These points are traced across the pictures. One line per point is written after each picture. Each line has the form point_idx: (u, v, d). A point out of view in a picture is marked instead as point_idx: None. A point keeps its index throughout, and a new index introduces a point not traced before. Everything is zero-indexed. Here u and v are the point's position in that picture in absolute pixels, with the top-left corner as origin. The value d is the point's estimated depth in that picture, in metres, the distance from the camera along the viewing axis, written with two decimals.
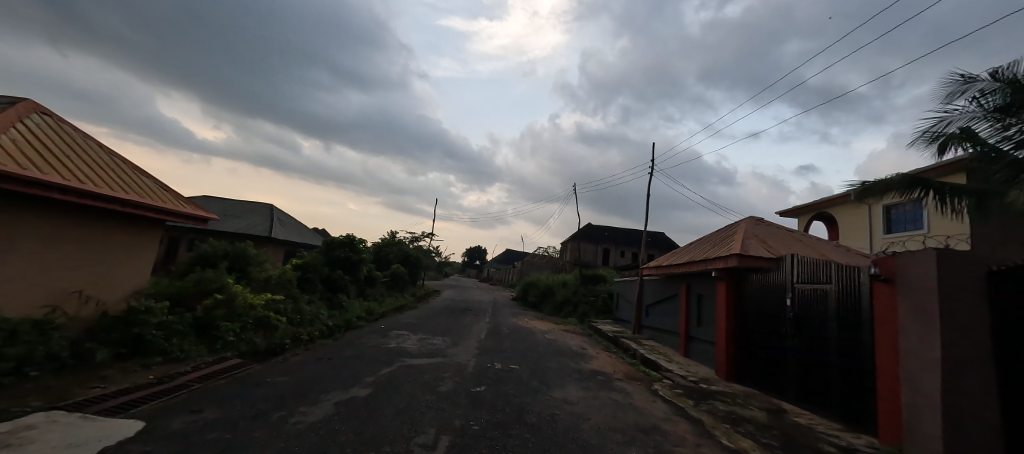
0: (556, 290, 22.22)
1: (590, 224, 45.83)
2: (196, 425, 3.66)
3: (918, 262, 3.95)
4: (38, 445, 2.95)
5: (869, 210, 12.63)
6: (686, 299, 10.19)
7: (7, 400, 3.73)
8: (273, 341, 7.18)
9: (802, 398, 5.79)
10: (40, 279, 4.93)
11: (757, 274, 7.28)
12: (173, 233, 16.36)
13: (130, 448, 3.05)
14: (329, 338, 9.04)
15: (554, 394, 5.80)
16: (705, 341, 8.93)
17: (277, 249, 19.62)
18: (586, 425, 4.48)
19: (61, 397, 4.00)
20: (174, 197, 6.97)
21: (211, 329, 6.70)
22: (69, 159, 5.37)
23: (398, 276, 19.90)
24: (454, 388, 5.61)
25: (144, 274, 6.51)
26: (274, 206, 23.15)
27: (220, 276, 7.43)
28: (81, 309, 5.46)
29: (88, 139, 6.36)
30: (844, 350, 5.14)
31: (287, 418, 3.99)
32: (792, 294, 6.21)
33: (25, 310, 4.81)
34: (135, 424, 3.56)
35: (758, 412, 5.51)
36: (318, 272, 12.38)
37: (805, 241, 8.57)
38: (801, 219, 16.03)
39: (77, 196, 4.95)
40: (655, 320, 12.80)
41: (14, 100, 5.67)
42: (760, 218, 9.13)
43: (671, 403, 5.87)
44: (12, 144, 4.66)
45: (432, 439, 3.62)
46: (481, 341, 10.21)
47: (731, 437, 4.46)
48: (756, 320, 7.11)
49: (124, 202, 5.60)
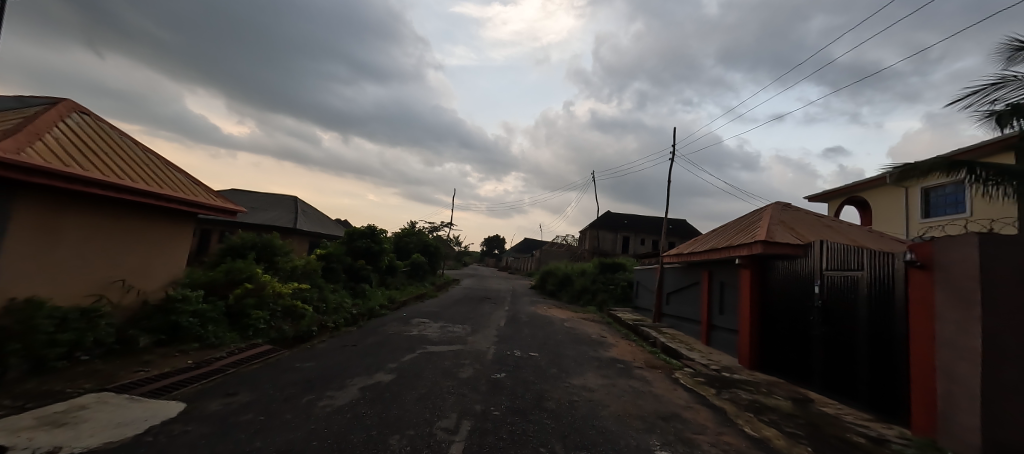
0: (574, 279, 22.25)
1: (609, 213, 45.49)
2: (232, 407, 3.86)
3: (958, 248, 3.77)
4: (91, 423, 3.17)
5: (907, 193, 12.05)
6: (709, 287, 10.02)
7: (61, 383, 4.01)
8: (301, 329, 7.45)
9: (827, 388, 5.69)
10: (85, 271, 5.23)
11: (784, 261, 7.08)
12: (205, 226, 17.25)
13: (173, 428, 3.25)
14: (353, 326, 9.30)
15: (573, 381, 5.87)
16: (729, 329, 8.80)
17: (301, 240, 20.28)
18: (606, 412, 4.51)
19: (109, 380, 4.28)
20: (205, 191, 7.23)
21: (242, 317, 6.99)
22: (105, 155, 5.60)
23: (417, 265, 20.29)
24: (474, 375, 5.70)
25: (180, 264, 6.82)
26: (297, 199, 23.76)
27: (249, 266, 7.69)
28: (124, 298, 5.77)
29: (125, 137, 6.63)
30: (874, 338, 5.00)
31: (315, 401, 4.16)
32: (820, 282, 6.05)
33: (73, 298, 5.12)
34: (175, 405, 3.77)
35: (783, 401, 5.43)
36: (341, 262, 12.72)
37: (833, 227, 8.30)
38: (832, 203, 15.43)
39: (116, 191, 5.19)
40: (676, 309, 12.65)
41: (56, 101, 5.98)
42: (787, 203, 8.87)
43: (692, 392, 5.82)
44: (54, 142, 4.92)
45: (454, 423, 3.71)
46: (500, 329, 10.35)
47: (755, 425, 4.42)
48: (782, 308, 6.96)
49: (158, 196, 5.82)
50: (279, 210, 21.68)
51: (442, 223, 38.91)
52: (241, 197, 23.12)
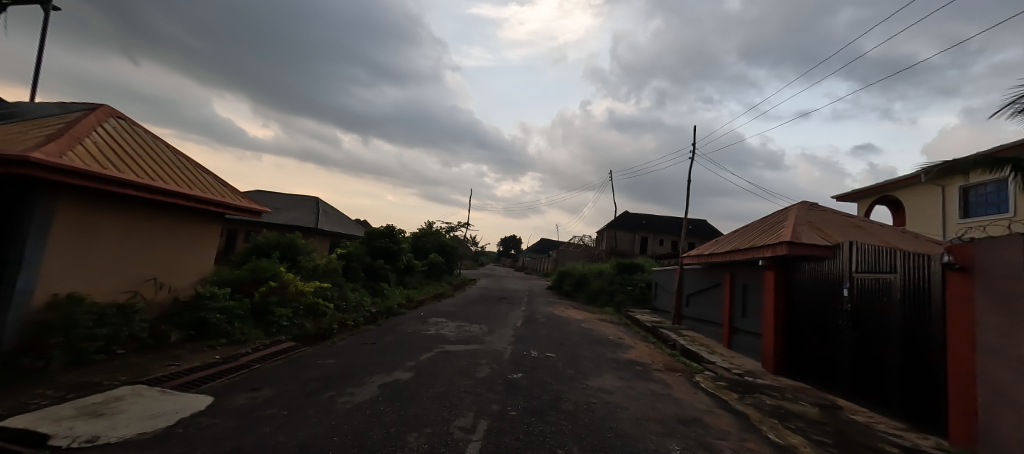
0: (591, 280, 22.08)
1: (627, 213, 44.99)
2: (257, 402, 3.98)
3: (1001, 250, 3.58)
4: (126, 414, 3.31)
5: (944, 192, 11.52)
6: (731, 289, 9.80)
7: (100, 375, 4.20)
8: (322, 327, 7.61)
9: (857, 395, 5.50)
10: (121, 269, 5.46)
11: (811, 263, 6.86)
12: (231, 226, 17.82)
13: (202, 420, 3.37)
14: (372, 324, 9.45)
15: (590, 383, 5.83)
16: (751, 332, 8.59)
17: (322, 240, 20.73)
18: (623, 415, 4.46)
19: (143, 373, 4.46)
20: (232, 192, 7.46)
21: (267, 314, 7.20)
22: (139, 158, 5.84)
23: (435, 265, 20.49)
24: (491, 374, 5.72)
25: (208, 262, 7.05)
26: (318, 199, 24.30)
27: (273, 265, 7.91)
28: (156, 295, 6.01)
29: (158, 140, 6.90)
30: (907, 344, 4.81)
31: (336, 398, 4.25)
32: (850, 284, 5.85)
33: (110, 295, 5.36)
34: (203, 399, 3.91)
35: (809, 407, 5.27)
36: (360, 261, 12.94)
37: (863, 227, 8.01)
38: (862, 203, 14.88)
39: (149, 192, 5.39)
40: (696, 311, 12.42)
41: (95, 107, 6.27)
42: (814, 203, 8.60)
43: (713, 396, 5.70)
44: (93, 146, 5.15)
45: (471, 423, 3.73)
46: (516, 329, 10.35)
47: (779, 432, 4.30)
48: (808, 311, 6.76)
49: (188, 196, 6.04)
50: (301, 210, 22.21)
51: (459, 224, 39.18)
52: (265, 197, 23.79)
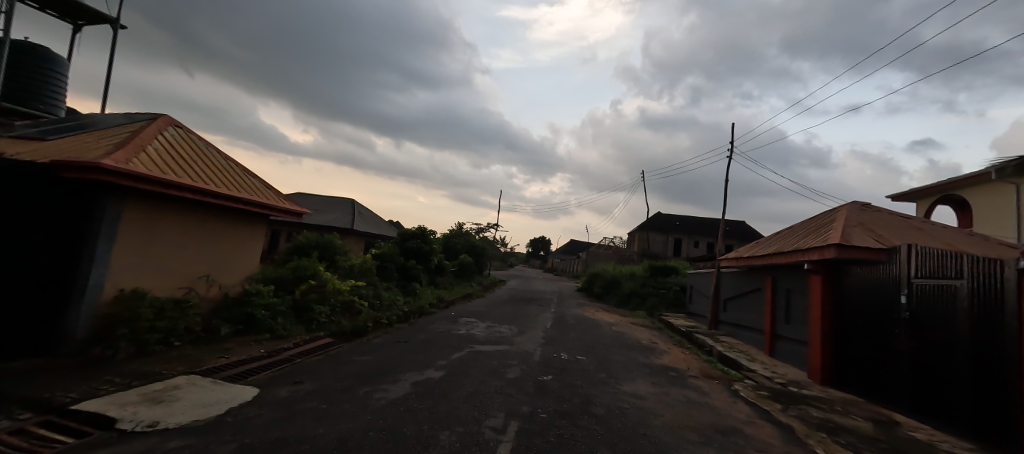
0: (623, 282, 21.66)
1: (660, 214, 43.87)
2: (298, 395, 4.15)
3: None
4: (182, 402, 3.54)
5: (1020, 191, 10.51)
6: (773, 294, 9.35)
7: (159, 365, 4.51)
8: (358, 324, 7.81)
9: (918, 410, 5.12)
10: (178, 267, 5.84)
11: (863, 267, 6.45)
12: (274, 226, 18.73)
13: (249, 410, 3.56)
14: (405, 323, 9.65)
15: (622, 387, 5.72)
16: (796, 340, 8.15)
17: (358, 240, 21.42)
18: (657, 422, 4.34)
19: (196, 364, 4.76)
20: (276, 195, 7.83)
21: (307, 311, 7.50)
22: (195, 163, 6.23)
23: (465, 265, 20.73)
24: (521, 376, 5.72)
25: (255, 262, 7.43)
26: (354, 201, 25.14)
27: (313, 264, 8.27)
28: (208, 291, 6.39)
29: (210, 146, 7.35)
30: (976, 357, 4.43)
31: (372, 393, 4.37)
32: (908, 291, 5.46)
33: (168, 290, 5.74)
34: (250, 390, 4.11)
35: (861, 422, 4.94)
36: (393, 261, 13.28)
37: (923, 229, 7.44)
38: (922, 203, 13.82)
39: (203, 195, 5.75)
40: (734, 316, 11.94)
41: (156, 116, 6.75)
42: (866, 203, 8.08)
43: (755, 406, 5.46)
44: (154, 152, 5.55)
45: (502, 423, 3.74)
46: (546, 331, 10.31)
47: (827, 447, 4.06)
48: (859, 318, 6.36)
49: (238, 199, 6.39)
50: (338, 212, 23.03)
51: (489, 225, 39.50)
52: (304, 199, 24.83)
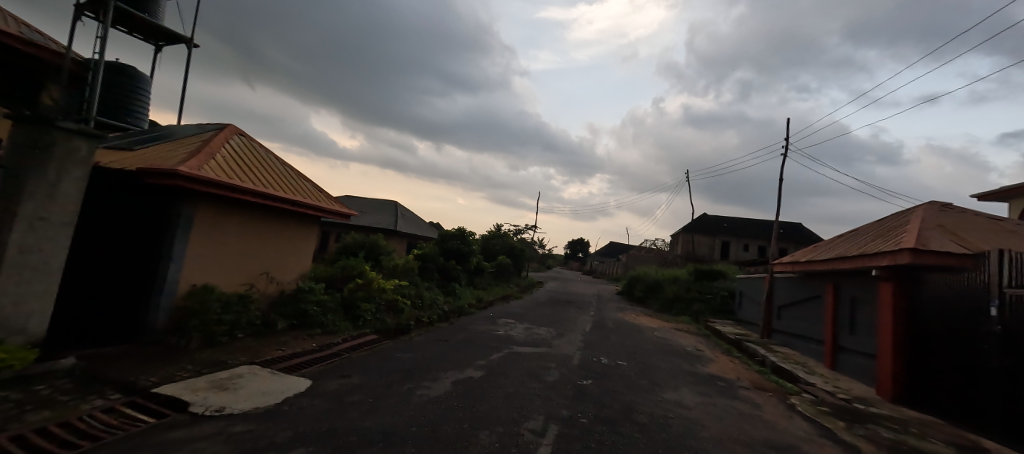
0: (665, 286, 20.93)
1: (706, 216, 42.01)
2: (347, 388, 4.33)
3: None
4: (244, 390, 3.79)
5: None
6: (834, 302, 8.68)
7: (224, 354, 4.87)
8: (401, 322, 8.07)
9: (1013, 436, 4.56)
10: (242, 264, 6.28)
11: (943, 274, 5.83)
12: (324, 227, 19.73)
13: (303, 400, 3.75)
14: (445, 322, 9.83)
15: (666, 395, 5.51)
16: (862, 352, 7.51)
17: (401, 241, 22.11)
18: (705, 433, 4.14)
19: (256, 355, 5.09)
20: (327, 198, 8.23)
21: (354, 308, 7.82)
22: (256, 169, 6.68)
23: (504, 267, 20.85)
24: (561, 379, 5.66)
25: (308, 261, 7.85)
26: (397, 203, 25.98)
27: (360, 263, 8.63)
28: (267, 287, 6.82)
29: (270, 153, 7.86)
30: None
31: (414, 390, 4.48)
32: (1000, 303, 4.89)
33: (233, 286, 6.18)
34: (303, 381, 4.34)
35: (940, 446, 4.47)
36: (434, 261, 13.58)
37: (1016, 233, 6.63)
38: (1014, 204, 12.32)
39: (264, 198, 6.14)
40: (789, 324, 11.19)
41: (223, 126, 7.32)
42: (945, 204, 7.32)
43: (814, 422, 5.08)
44: (222, 159, 5.99)
45: (542, 426, 3.71)
46: (586, 334, 10.14)
47: None
48: (938, 331, 5.77)
49: (294, 202, 6.77)
50: (382, 214, 23.90)
51: (527, 226, 39.50)
52: (351, 201, 25.97)
